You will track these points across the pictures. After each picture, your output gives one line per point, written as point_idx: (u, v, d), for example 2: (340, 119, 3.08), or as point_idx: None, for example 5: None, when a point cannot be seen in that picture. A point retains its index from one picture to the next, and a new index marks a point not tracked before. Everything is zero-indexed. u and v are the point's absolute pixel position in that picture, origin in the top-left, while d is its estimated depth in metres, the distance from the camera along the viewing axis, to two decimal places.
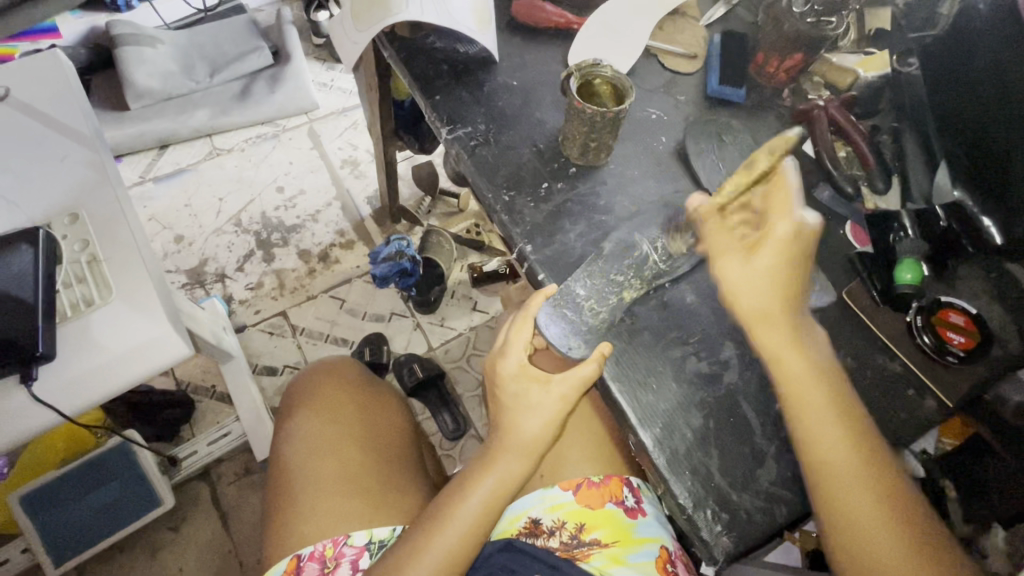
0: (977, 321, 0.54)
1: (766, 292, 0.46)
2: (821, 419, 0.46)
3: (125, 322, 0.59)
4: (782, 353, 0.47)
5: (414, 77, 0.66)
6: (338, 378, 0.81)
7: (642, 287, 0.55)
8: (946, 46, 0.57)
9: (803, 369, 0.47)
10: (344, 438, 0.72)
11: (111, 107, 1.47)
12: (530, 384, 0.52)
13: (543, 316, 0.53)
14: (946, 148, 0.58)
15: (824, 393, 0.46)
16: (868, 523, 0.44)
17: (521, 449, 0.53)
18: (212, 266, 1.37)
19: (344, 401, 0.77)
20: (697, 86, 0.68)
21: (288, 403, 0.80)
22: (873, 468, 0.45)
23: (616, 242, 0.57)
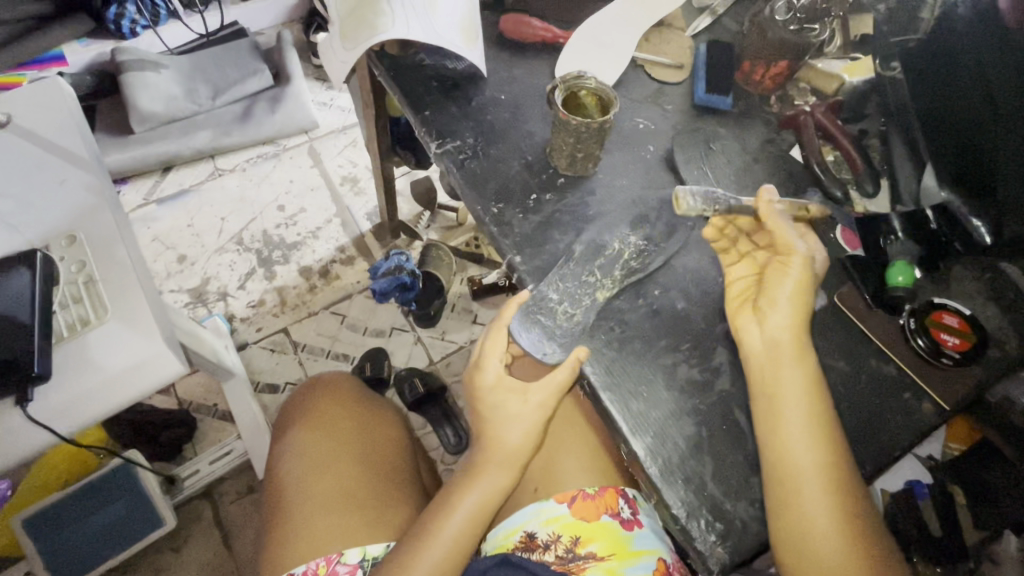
0: (971, 324, 0.53)
1: (795, 311, 0.49)
2: (800, 446, 0.46)
3: (119, 340, 0.60)
4: (781, 374, 0.48)
5: (403, 94, 0.67)
6: (336, 392, 0.81)
7: (613, 286, 0.56)
8: (934, 51, 0.57)
9: (789, 389, 0.47)
10: (340, 450, 0.73)
11: (116, 132, 1.50)
12: (507, 395, 0.53)
13: (516, 324, 0.54)
14: (932, 150, 0.58)
15: (803, 410, 0.47)
16: (825, 553, 0.44)
17: (505, 460, 0.53)
18: (214, 285, 1.39)
19: (339, 417, 0.77)
20: (685, 95, 0.69)
21: (286, 415, 0.80)
22: (839, 497, 0.45)
23: (588, 244, 0.58)
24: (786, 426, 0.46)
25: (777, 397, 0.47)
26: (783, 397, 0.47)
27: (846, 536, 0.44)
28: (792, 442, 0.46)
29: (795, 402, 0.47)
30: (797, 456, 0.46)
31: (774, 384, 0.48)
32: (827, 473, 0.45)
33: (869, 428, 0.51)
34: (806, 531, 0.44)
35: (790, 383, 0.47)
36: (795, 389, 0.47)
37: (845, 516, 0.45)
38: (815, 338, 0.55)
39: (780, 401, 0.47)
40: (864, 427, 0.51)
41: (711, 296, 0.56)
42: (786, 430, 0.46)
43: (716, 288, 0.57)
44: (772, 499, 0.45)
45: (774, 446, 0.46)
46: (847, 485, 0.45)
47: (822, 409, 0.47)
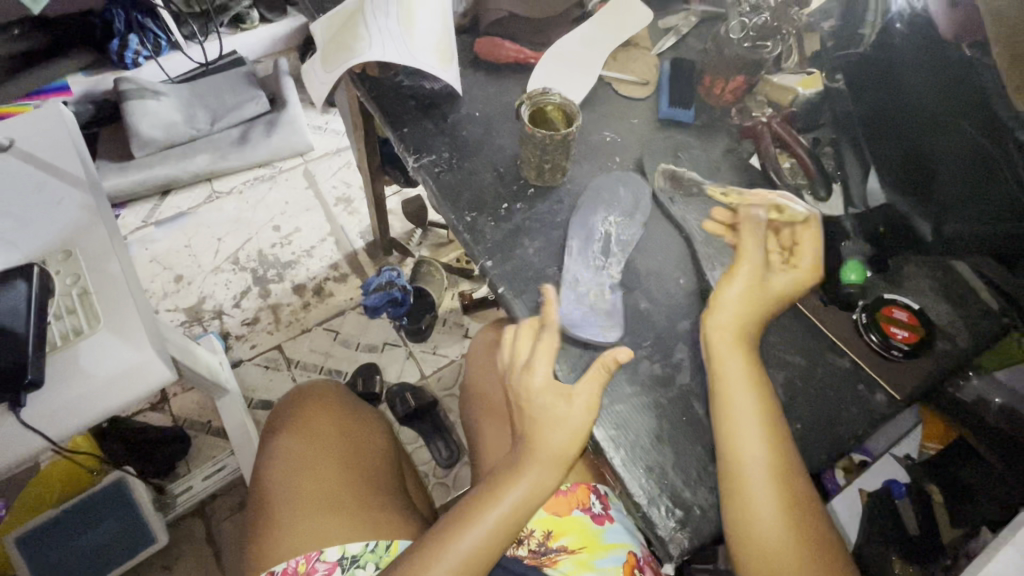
0: (919, 317, 0.56)
1: (743, 309, 0.53)
2: (749, 438, 0.48)
3: (109, 350, 0.62)
4: (726, 369, 0.51)
5: (383, 112, 0.71)
6: (324, 401, 0.83)
7: (620, 264, 0.60)
8: (871, 62, 0.63)
9: (740, 384, 0.50)
10: (328, 455, 0.74)
11: (116, 157, 1.55)
12: (556, 396, 0.51)
13: (568, 317, 0.56)
14: (876, 156, 0.63)
15: (751, 400, 0.50)
16: (771, 541, 0.46)
17: (552, 460, 0.51)
18: (210, 304, 1.42)
19: (327, 423, 0.79)
20: (650, 110, 0.73)
21: (274, 422, 0.82)
22: (783, 486, 0.47)
23: (578, 236, 0.61)
24: (737, 419, 0.49)
25: (728, 394, 0.50)
26: (733, 396, 0.50)
27: (790, 524, 0.46)
28: (743, 435, 0.48)
29: (744, 396, 0.50)
30: (747, 447, 0.48)
31: (724, 381, 0.51)
32: (774, 461, 0.48)
33: (824, 418, 0.53)
34: (753, 521, 0.46)
35: (733, 377, 0.51)
36: (744, 385, 0.50)
37: (791, 504, 0.47)
38: (773, 334, 0.57)
39: (732, 397, 0.50)
40: (820, 417, 0.53)
41: (673, 296, 0.59)
42: (738, 425, 0.49)
43: (678, 289, 0.60)
44: (724, 488, 0.47)
45: (727, 436, 0.49)
46: (791, 475, 0.48)
47: (769, 402, 0.50)
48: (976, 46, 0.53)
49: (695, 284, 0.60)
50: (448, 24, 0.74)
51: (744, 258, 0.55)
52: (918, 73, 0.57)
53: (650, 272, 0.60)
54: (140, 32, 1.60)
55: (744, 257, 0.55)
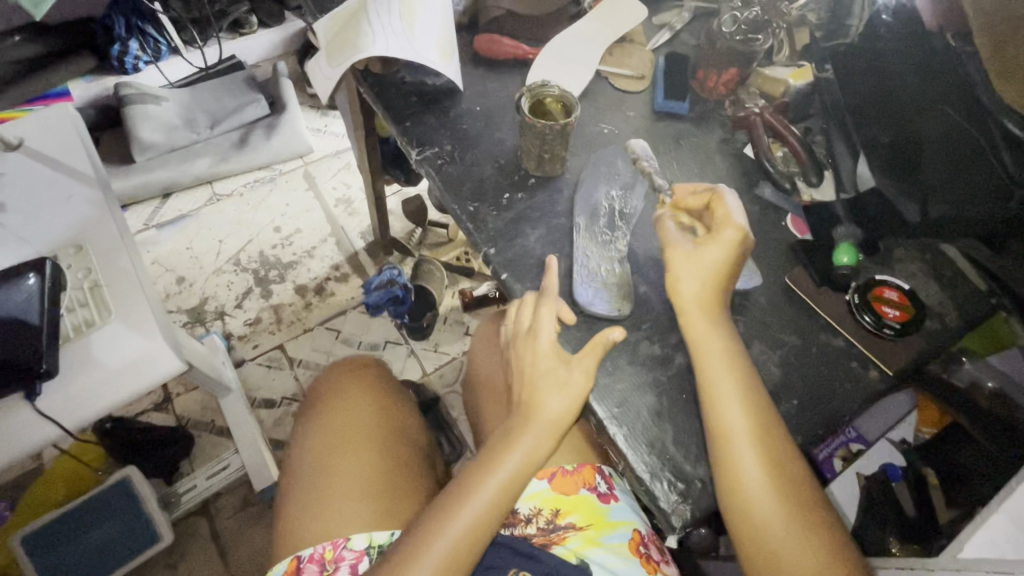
0: (909, 296, 0.58)
1: (703, 284, 0.54)
2: (730, 405, 0.50)
3: (121, 340, 0.64)
4: (700, 341, 0.53)
5: (385, 108, 0.73)
6: (349, 384, 0.83)
7: (627, 236, 0.63)
8: (859, 51, 0.67)
9: (716, 355, 0.52)
10: (353, 439, 0.74)
11: (119, 161, 1.57)
12: (557, 363, 0.53)
13: (585, 293, 0.58)
14: (864, 142, 0.65)
15: (735, 388, 0.51)
16: (759, 503, 0.48)
17: (548, 425, 0.53)
18: (212, 304, 1.43)
19: (364, 406, 0.79)
20: (646, 103, 0.75)
21: (302, 411, 0.82)
22: (767, 449, 0.49)
23: (584, 212, 0.64)
24: (714, 387, 0.51)
25: (704, 365, 0.52)
26: (709, 366, 0.52)
27: (776, 485, 0.48)
28: (723, 403, 0.50)
29: (720, 366, 0.52)
30: (730, 414, 0.50)
31: (700, 352, 0.53)
32: (764, 443, 0.49)
33: (819, 395, 0.55)
34: (742, 484, 0.48)
35: (710, 349, 0.53)
36: (716, 356, 0.52)
37: (776, 466, 0.49)
38: (768, 315, 0.59)
39: (707, 368, 0.52)
40: (815, 394, 0.55)
41: None
42: (719, 394, 0.51)
43: None
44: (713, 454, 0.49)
45: (716, 430, 0.50)
46: (774, 439, 0.50)
47: (751, 386, 0.51)
48: (960, 37, 0.57)
49: None
50: (447, 21, 0.76)
51: (670, 254, 0.56)
52: (903, 59, 0.61)
53: (647, 258, 0.62)
54: (141, 37, 1.62)
55: (670, 256, 0.56)
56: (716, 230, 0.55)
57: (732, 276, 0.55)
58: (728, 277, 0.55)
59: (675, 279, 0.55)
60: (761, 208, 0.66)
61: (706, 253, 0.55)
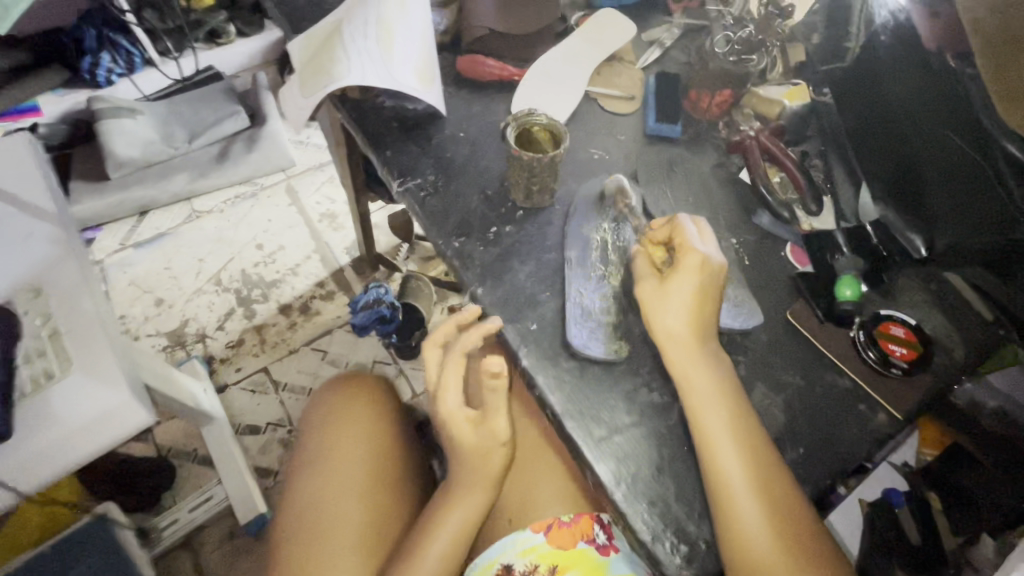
0: (917, 333, 0.56)
1: (689, 317, 0.51)
2: (726, 453, 0.47)
3: (84, 393, 0.59)
4: (689, 379, 0.50)
5: (365, 134, 0.69)
6: (354, 419, 0.72)
7: (620, 270, 0.59)
8: (857, 71, 0.65)
9: (710, 395, 0.49)
10: (354, 490, 0.66)
11: (92, 178, 1.50)
12: (468, 422, 0.55)
13: (580, 338, 0.55)
14: (866, 171, 0.64)
15: (725, 422, 0.49)
16: (766, 564, 0.44)
17: (477, 480, 0.55)
18: (193, 327, 1.38)
19: (367, 437, 0.71)
20: (637, 124, 0.72)
21: (299, 444, 0.72)
22: (770, 501, 0.46)
23: (576, 247, 0.61)
24: (710, 433, 0.48)
25: (696, 407, 0.49)
26: (703, 408, 0.49)
27: (783, 542, 0.45)
28: (719, 450, 0.47)
29: (711, 407, 0.49)
30: (727, 462, 0.47)
31: (690, 392, 0.50)
32: (761, 482, 0.46)
33: (826, 440, 0.52)
34: (744, 543, 0.45)
35: (702, 389, 0.50)
36: (711, 395, 0.49)
37: (781, 521, 0.45)
38: (770, 354, 0.56)
39: (700, 409, 0.49)
40: (822, 439, 0.52)
41: None
42: (714, 440, 0.48)
43: None
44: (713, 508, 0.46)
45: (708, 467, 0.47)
46: (776, 488, 0.47)
47: (738, 419, 0.49)
48: (959, 56, 0.52)
49: None
50: (428, 43, 0.72)
51: (641, 295, 0.54)
52: (895, 79, 0.59)
53: None
54: (113, 49, 1.56)
55: (642, 298, 0.53)
56: (678, 258, 0.53)
57: (709, 304, 0.52)
58: (705, 310, 0.52)
59: (652, 319, 0.52)
60: (758, 237, 0.64)
61: (675, 285, 0.52)
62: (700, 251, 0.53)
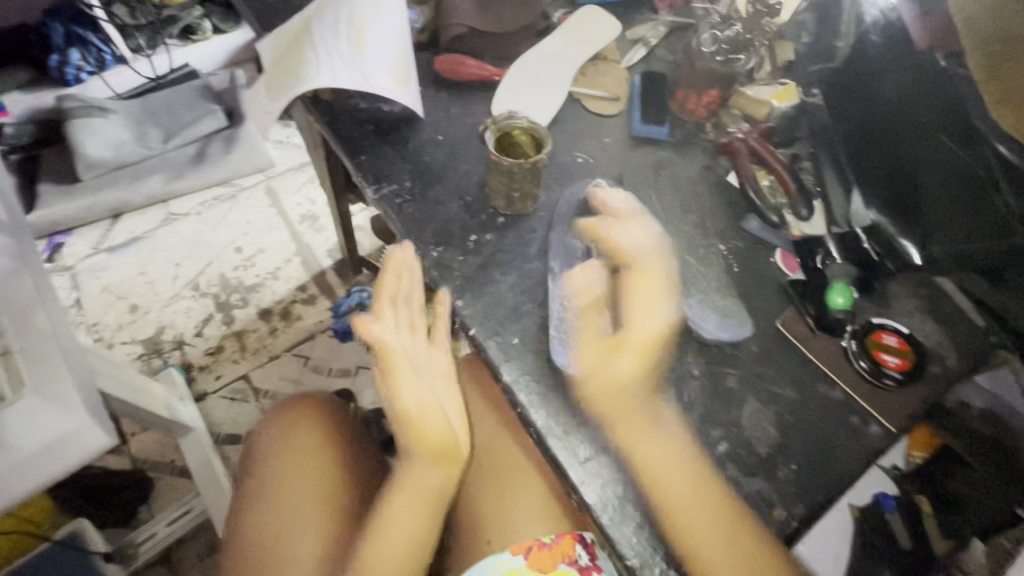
0: (910, 342, 0.55)
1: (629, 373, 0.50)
2: (680, 500, 0.46)
3: (39, 415, 0.55)
4: (624, 428, 0.49)
5: (339, 138, 0.66)
6: (300, 442, 0.66)
7: None
8: (849, 70, 0.63)
9: (647, 443, 0.48)
10: (308, 519, 0.60)
11: (62, 179, 1.44)
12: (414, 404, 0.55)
13: (562, 355, 0.52)
14: (857, 171, 0.62)
15: (673, 462, 0.47)
16: None
17: (425, 482, 0.55)
18: (170, 334, 1.33)
19: (319, 457, 0.65)
20: (623, 126, 0.70)
21: (242, 476, 0.66)
22: (735, 538, 0.45)
23: (559, 256, 0.58)
24: (656, 482, 0.47)
25: (636, 454, 0.48)
26: (643, 456, 0.48)
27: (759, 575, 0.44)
28: (672, 500, 0.46)
29: (652, 451, 0.48)
30: (683, 509, 0.46)
31: (630, 442, 0.48)
32: (718, 521, 0.45)
33: (819, 455, 0.51)
34: None
35: (637, 438, 0.48)
36: (648, 441, 0.48)
37: (750, 555, 0.45)
38: (760, 365, 0.55)
39: (641, 457, 0.48)
40: (817, 454, 0.51)
41: None
42: (663, 490, 0.46)
43: None
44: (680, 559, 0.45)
45: (658, 509, 0.46)
46: (739, 522, 0.46)
47: (685, 456, 0.48)
48: (949, 56, 0.51)
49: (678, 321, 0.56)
50: (404, 42, 0.69)
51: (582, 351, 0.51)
52: (892, 77, 0.56)
53: None
54: (82, 46, 1.51)
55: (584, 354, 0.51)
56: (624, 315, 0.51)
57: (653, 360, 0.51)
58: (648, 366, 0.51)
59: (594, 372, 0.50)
60: (748, 242, 0.62)
61: (619, 345, 0.50)
62: (645, 303, 0.52)
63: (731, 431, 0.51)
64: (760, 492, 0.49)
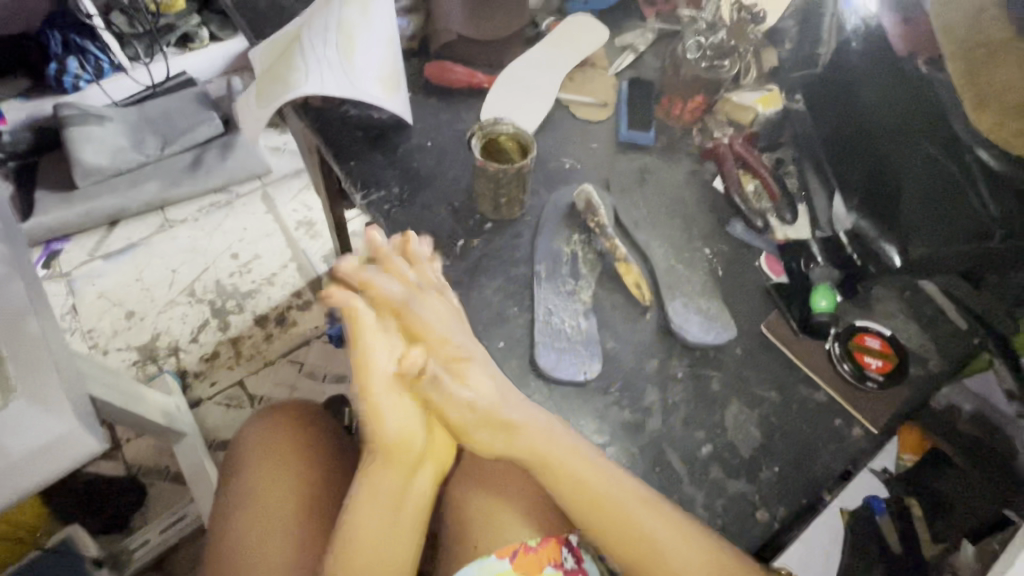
0: (891, 344, 0.55)
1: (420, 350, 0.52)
2: (631, 521, 0.46)
3: (23, 421, 0.54)
4: (550, 456, 0.49)
5: (329, 145, 0.66)
6: (279, 450, 0.66)
7: (588, 286, 0.58)
8: (833, 80, 0.65)
9: (578, 467, 0.48)
10: (284, 529, 0.60)
11: (59, 186, 1.45)
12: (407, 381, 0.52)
13: (547, 357, 0.53)
14: (840, 177, 0.63)
15: (607, 478, 0.48)
16: None
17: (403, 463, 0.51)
18: (165, 340, 1.33)
19: (292, 465, 0.65)
20: (610, 132, 0.70)
21: (221, 487, 0.66)
22: (697, 546, 0.45)
23: (545, 261, 0.59)
24: (601, 508, 0.47)
25: (571, 481, 0.48)
26: (578, 482, 0.48)
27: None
28: (625, 521, 0.46)
29: (586, 474, 0.48)
30: (635, 527, 0.46)
31: (560, 472, 0.48)
32: (670, 529, 0.45)
33: (802, 457, 0.51)
34: None
35: (570, 465, 0.48)
36: (583, 467, 0.48)
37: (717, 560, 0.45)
38: (744, 369, 0.55)
39: (575, 482, 0.48)
40: (801, 457, 0.51)
41: (639, 335, 0.56)
42: (610, 513, 0.47)
43: (646, 328, 0.56)
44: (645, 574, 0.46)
45: (610, 524, 0.47)
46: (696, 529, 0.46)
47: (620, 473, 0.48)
48: (931, 62, 0.53)
49: (664, 325, 0.57)
50: (394, 50, 0.70)
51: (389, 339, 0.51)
52: (874, 88, 0.59)
53: (616, 307, 0.58)
54: (80, 55, 1.52)
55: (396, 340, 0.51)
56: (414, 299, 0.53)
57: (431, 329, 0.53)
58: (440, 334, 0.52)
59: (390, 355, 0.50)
60: (734, 246, 0.63)
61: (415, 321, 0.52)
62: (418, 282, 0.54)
63: (715, 433, 0.52)
64: (744, 494, 0.49)
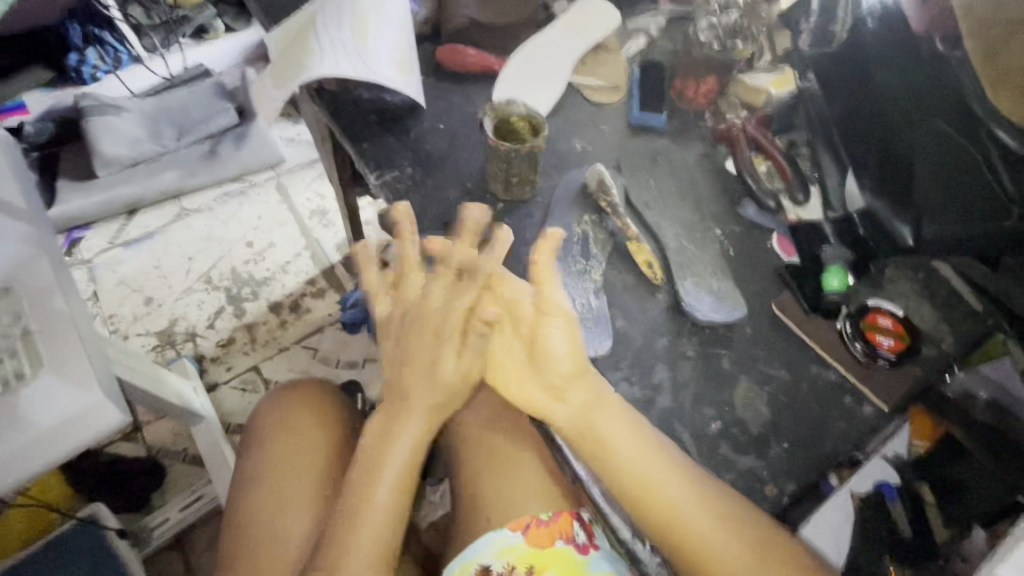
0: (904, 323, 0.54)
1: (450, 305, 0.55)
2: (669, 491, 0.45)
3: (51, 392, 0.55)
4: (596, 425, 0.48)
5: (343, 128, 0.67)
6: (295, 421, 0.68)
7: (600, 266, 0.58)
8: (845, 57, 0.62)
9: (618, 436, 0.47)
10: (302, 496, 0.62)
11: (80, 175, 1.48)
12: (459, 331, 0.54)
13: None
14: (851, 155, 0.62)
15: (641, 448, 0.47)
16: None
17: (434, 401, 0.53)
18: (183, 326, 1.36)
19: (310, 434, 0.67)
20: (622, 115, 0.70)
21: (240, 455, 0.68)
22: (729, 520, 0.45)
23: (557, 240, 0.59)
24: (638, 477, 0.46)
25: (607, 447, 0.47)
26: (617, 451, 0.47)
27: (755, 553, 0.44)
28: (662, 493, 0.45)
29: (625, 441, 0.47)
30: (671, 499, 0.45)
31: (602, 441, 0.47)
32: (700, 505, 0.45)
33: (811, 435, 0.51)
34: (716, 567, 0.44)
35: (609, 433, 0.47)
36: (624, 437, 0.47)
37: (744, 535, 0.44)
38: (754, 348, 0.55)
39: (613, 449, 0.47)
40: (811, 435, 0.51)
41: (650, 314, 0.57)
42: (648, 482, 0.46)
43: (657, 307, 0.57)
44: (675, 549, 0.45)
45: (641, 495, 0.46)
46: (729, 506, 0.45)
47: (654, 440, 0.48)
48: (948, 40, 0.51)
49: (675, 304, 0.57)
50: (406, 34, 0.70)
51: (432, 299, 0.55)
52: (888, 70, 0.57)
53: (627, 287, 0.58)
54: (99, 46, 1.55)
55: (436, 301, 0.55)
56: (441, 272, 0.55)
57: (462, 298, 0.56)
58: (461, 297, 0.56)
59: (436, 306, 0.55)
60: (745, 229, 0.63)
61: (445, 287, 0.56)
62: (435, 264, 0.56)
63: (725, 411, 0.52)
64: (752, 470, 0.50)
